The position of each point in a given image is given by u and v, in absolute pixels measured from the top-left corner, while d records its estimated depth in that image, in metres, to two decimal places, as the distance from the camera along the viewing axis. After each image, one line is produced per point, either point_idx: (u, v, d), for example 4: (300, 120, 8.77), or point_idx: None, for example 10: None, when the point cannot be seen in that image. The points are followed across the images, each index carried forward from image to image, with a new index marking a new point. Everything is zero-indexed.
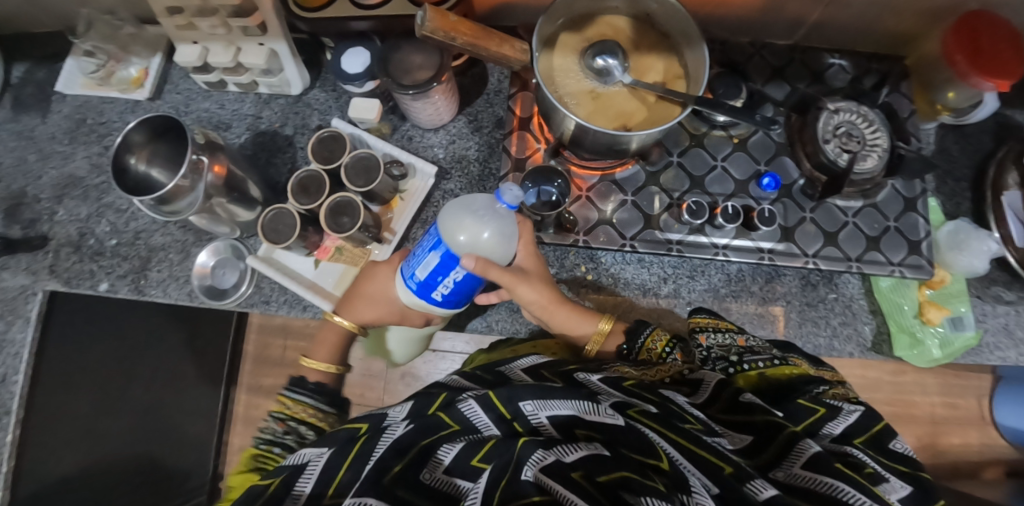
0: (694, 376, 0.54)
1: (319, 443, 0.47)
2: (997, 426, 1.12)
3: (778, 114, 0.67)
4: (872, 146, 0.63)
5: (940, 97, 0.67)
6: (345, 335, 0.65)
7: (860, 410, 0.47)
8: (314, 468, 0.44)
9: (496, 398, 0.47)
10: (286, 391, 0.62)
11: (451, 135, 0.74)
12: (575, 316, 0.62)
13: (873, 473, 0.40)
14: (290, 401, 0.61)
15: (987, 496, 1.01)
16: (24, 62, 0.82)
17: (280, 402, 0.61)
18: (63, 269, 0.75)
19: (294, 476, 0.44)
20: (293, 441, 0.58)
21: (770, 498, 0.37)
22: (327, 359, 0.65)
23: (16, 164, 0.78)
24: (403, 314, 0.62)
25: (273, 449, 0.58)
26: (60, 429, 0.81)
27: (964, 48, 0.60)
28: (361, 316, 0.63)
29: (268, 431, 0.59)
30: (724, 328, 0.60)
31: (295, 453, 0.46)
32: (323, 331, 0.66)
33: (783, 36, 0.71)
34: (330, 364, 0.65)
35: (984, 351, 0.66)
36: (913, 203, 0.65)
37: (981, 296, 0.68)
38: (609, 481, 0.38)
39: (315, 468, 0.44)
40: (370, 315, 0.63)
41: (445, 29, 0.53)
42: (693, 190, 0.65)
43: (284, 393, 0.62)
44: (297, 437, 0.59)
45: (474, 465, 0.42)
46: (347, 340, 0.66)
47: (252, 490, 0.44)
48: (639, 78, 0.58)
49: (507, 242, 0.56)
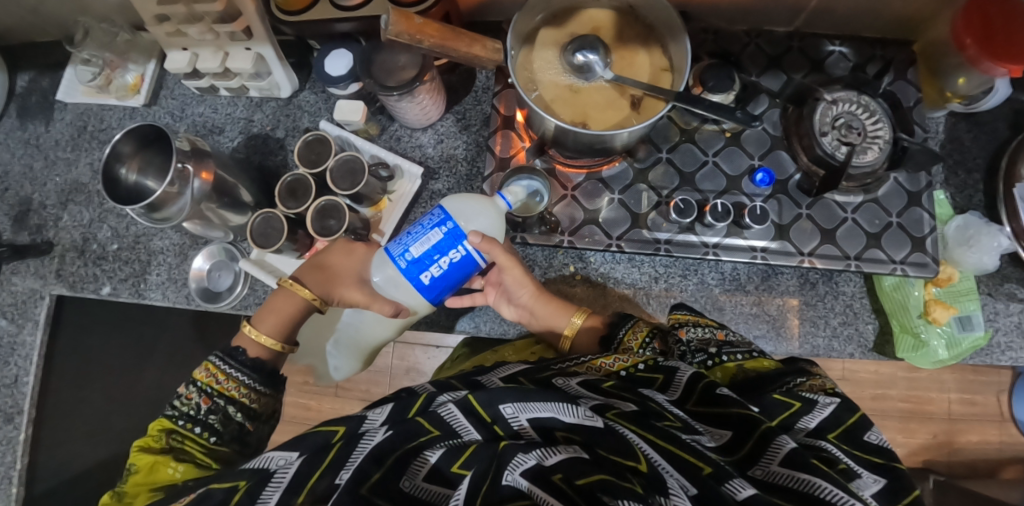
0: (668, 362, 0.51)
1: (289, 447, 0.44)
2: (1017, 423, 1.08)
3: (774, 106, 0.65)
4: (873, 138, 0.59)
5: (951, 84, 0.63)
6: (302, 308, 0.62)
7: (837, 402, 0.46)
8: (282, 477, 0.42)
9: (476, 401, 0.44)
10: (216, 358, 0.57)
11: (439, 134, 0.73)
12: (551, 308, 0.64)
13: (846, 469, 0.40)
14: (222, 374, 0.56)
15: (1003, 496, 0.98)
16: (28, 71, 0.84)
17: (206, 371, 0.56)
18: (68, 273, 0.77)
19: (260, 486, 0.41)
20: (217, 421, 0.55)
21: (749, 498, 0.36)
22: (272, 333, 0.61)
23: (24, 171, 0.81)
24: (373, 297, 0.60)
25: (193, 428, 0.54)
26: (68, 424, 0.85)
27: (974, 32, 0.57)
28: (329, 289, 0.62)
29: (188, 405, 0.55)
30: (705, 323, 0.58)
31: (262, 457, 0.44)
32: (278, 301, 0.62)
33: (781, 23, 0.67)
34: (275, 340, 0.60)
35: (995, 352, 0.64)
36: (917, 197, 0.62)
37: (993, 294, 0.64)
38: (588, 484, 0.37)
39: (284, 475, 0.42)
40: (342, 291, 0.62)
41: (410, 32, 0.52)
42: (682, 187, 0.64)
43: (212, 360, 0.57)
44: (223, 417, 0.55)
45: (455, 471, 0.40)
46: (301, 316, 0.63)
47: (214, 495, 0.42)
48: (621, 71, 0.56)
49: (497, 232, 0.58)
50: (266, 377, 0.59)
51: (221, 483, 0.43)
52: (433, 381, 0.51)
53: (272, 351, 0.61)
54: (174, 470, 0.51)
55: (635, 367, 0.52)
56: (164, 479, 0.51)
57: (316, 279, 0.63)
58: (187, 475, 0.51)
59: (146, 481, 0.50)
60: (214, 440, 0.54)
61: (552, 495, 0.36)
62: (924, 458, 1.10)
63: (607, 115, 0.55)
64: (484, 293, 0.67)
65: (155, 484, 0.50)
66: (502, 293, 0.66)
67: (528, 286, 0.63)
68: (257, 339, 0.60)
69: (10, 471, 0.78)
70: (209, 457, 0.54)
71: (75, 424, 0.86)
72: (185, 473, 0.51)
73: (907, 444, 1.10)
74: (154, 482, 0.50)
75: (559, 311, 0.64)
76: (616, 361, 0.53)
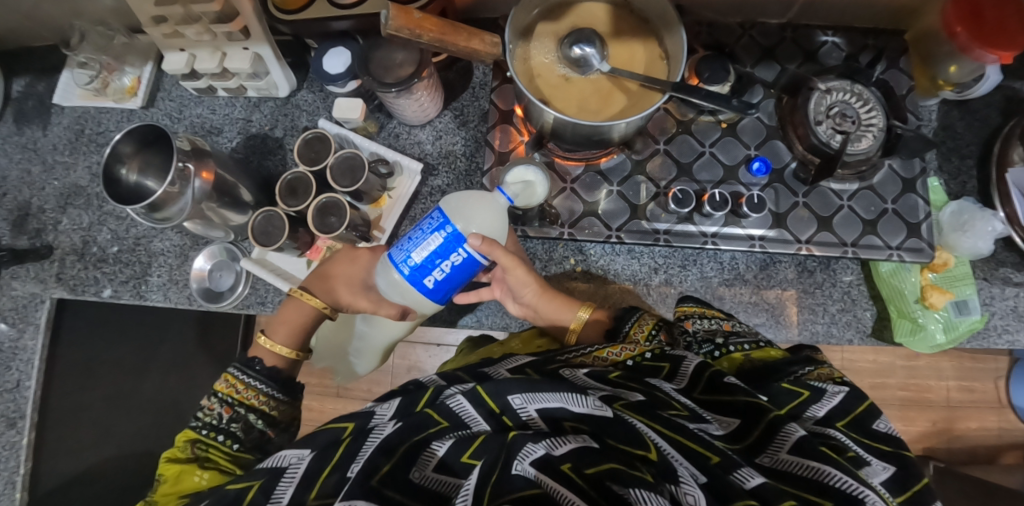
0: (675, 351, 0.51)
1: (300, 445, 0.44)
2: (1014, 409, 1.09)
3: (769, 98, 0.65)
4: (867, 126, 0.60)
5: (942, 72, 0.64)
6: (312, 316, 0.64)
7: (845, 391, 0.47)
8: (294, 472, 0.42)
9: (484, 392, 0.44)
10: (234, 369, 0.58)
11: (437, 131, 0.74)
12: (558, 305, 0.64)
13: (855, 457, 0.41)
14: (241, 384, 0.57)
15: (1004, 481, 0.98)
16: (24, 76, 0.83)
17: (226, 381, 0.57)
18: (68, 276, 0.76)
19: (273, 482, 0.41)
20: (239, 429, 0.56)
21: (757, 487, 0.36)
22: (285, 342, 0.62)
23: (22, 176, 0.81)
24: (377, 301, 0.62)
25: (216, 436, 0.55)
26: (69, 429, 0.84)
27: (965, 19, 0.57)
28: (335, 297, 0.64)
29: (210, 415, 0.55)
30: (710, 315, 0.58)
31: (274, 455, 0.44)
32: (286, 310, 0.64)
33: (774, 16, 0.68)
34: (289, 348, 0.62)
35: (992, 335, 0.65)
36: (912, 184, 0.63)
37: (989, 278, 0.65)
38: (597, 473, 0.36)
39: (295, 471, 0.42)
40: (347, 297, 0.64)
41: (410, 26, 0.52)
42: (680, 178, 0.64)
43: (231, 372, 0.58)
44: (244, 425, 0.56)
45: (464, 462, 0.40)
46: (312, 325, 0.64)
47: (229, 494, 0.42)
48: (617, 64, 0.57)
49: (500, 233, 0.59)
50: (283, 385, 0.59)
51: (236, 483, 0.43)
52: (438, 373, 0.51)
53: (289, 359, 0.63)
54: (199, 477, 0.52)
55: (641, 356, 0.52)
56: (190, 487, 0.51)
57: (322, 288, 0.65)
58: (212, 481, 0.52)
59: (173, 491, 0.51)
60: (236, 447, 0.55)
61: (563, 486, 0.36)
62: (925, 446, 1.11)
63: (585, 110, 0.55)
64: (490, 289, 0.67)
65: (182, 492, 0.51)
66: (507, 289, 0.66)
67: (531, 285, 0.62)
68: (263, 345, 0.61)
69: (14, 475, 0.77)
70: (233, 464, 0.55)
71: (76, 428, 0.86)
72: (210, 480, 0.52)
73: (908, 432, 1.11)
74: (181, 491, 0.51)
75: (563, 307, 0.64)
76: (623, 350, 0.53)
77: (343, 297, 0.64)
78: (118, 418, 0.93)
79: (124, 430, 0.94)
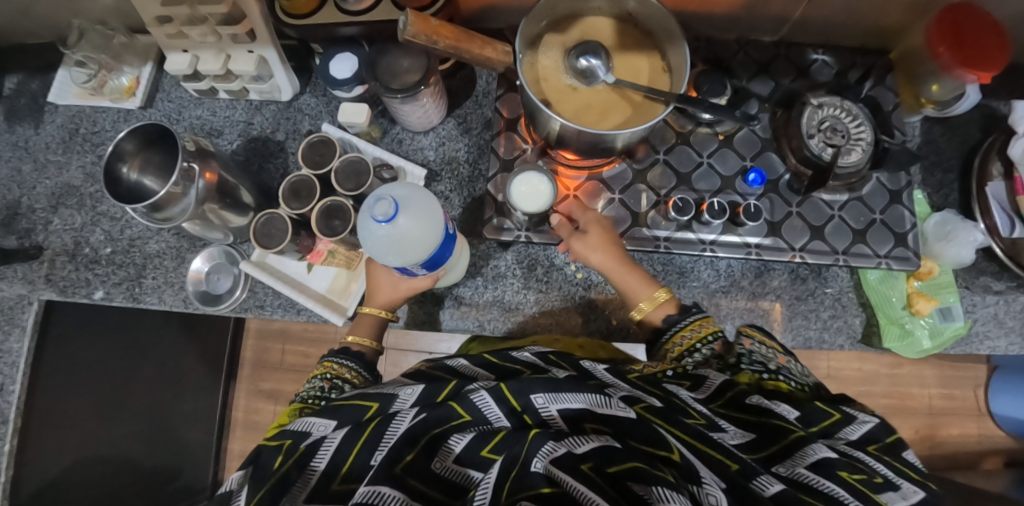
0: (697, 371, 0.51)
1: (328, 416, 0.47)
2: (994, 416, 1.13)
3: (764, 110, 0.68)
4: (856, 139, 0.63)
5: (925, 91, 0.68)
6: (378, 320, 0.65)
7: (875, 421, 0.46)
8: (327, 448, 0.44)
9: (507, 390, 0.43)
10: (330, 356, 0.61)
11: (440, 137, 0.74)
12: (634, 279, 0.61)
13: (885, 483, 0.39)
14: (334, 364, 0.60)
15: (986, 486, 1.01)
16: (17, 74, 0.82)
17: (323, 367, 0.60)
18: (58, 277, 0.75)
19: (309, 457, 0.44)
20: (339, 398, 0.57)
21: (776, 494, 0.37)
22: (366, 334, 0.64)
23: (11, 175, 0.79)
24: (413, 288, 0.62)
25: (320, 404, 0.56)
26: (63, 436, 0.83)
27: (947, 40, 0.60)
28: (381, 301, 0.64)
29: (314, 388, 0.57)
30: (770, 345, 0.55)
31: (303, 420, 0.47)
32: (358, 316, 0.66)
33: (768, 32, 0.72)
34: (369, 340, 0.64)
35: (974, 341, 0.68)
36: (899, 195, 0.66)
37: (971, 287, 0.68)
38: (619, 472, 0.37)
39: (329, 446, 0.44)
40: (389, 292, 0.64)
41: (427, 32, 0.53)
42: (680, 187, 0.66)
43: (327, 358, 0.61)
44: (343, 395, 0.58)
45: (484, 455, 0.41)
46: (383, 322, 0.65)
47: (264, 452, 0.45)
48: (622, 76, 0.58)
49: (431, 224, 0.52)
50: (369, 366, 0.62)
51: (269, 441, 0.47)
52: (468, 358, 0.53)
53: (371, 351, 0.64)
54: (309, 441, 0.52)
55: (663, 373, 0.52)
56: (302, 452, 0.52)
57: (377, 295, 0.65)
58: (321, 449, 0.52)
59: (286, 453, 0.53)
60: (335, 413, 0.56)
61: (583, 483, 0.36)
62: None
63: (584, 115, 0.57)
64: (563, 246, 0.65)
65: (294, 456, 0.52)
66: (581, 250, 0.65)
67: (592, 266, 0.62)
68: (347, 343, 0.63)
69: None
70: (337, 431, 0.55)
71: (65, 434, 0.83)
72: None
73: None
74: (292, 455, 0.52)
75: (641, 284, 0.61)
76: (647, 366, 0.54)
77: (385, 295, 0.64)
78: (106, 423, 0.90)
79: (110, 437, 0.91)
